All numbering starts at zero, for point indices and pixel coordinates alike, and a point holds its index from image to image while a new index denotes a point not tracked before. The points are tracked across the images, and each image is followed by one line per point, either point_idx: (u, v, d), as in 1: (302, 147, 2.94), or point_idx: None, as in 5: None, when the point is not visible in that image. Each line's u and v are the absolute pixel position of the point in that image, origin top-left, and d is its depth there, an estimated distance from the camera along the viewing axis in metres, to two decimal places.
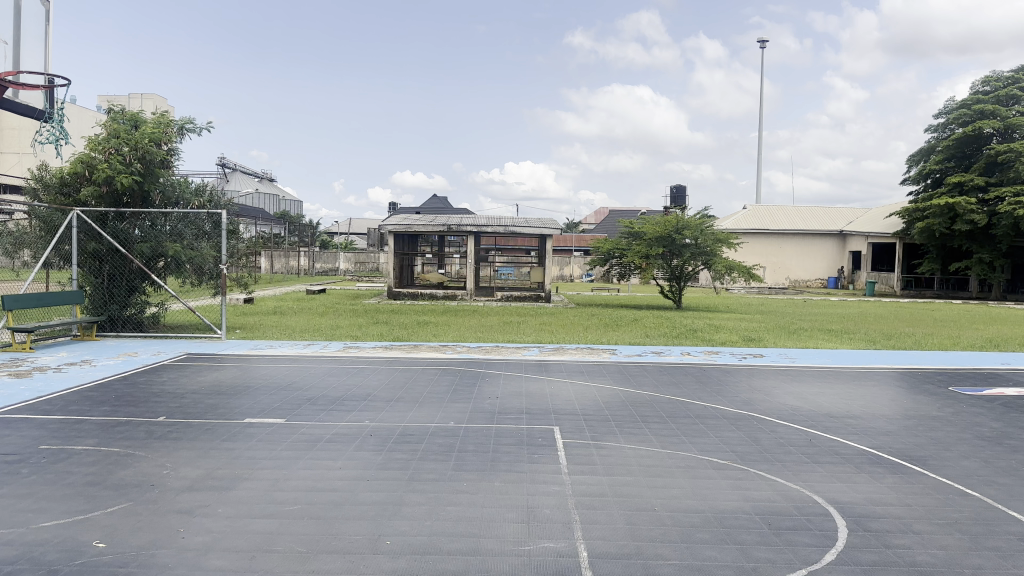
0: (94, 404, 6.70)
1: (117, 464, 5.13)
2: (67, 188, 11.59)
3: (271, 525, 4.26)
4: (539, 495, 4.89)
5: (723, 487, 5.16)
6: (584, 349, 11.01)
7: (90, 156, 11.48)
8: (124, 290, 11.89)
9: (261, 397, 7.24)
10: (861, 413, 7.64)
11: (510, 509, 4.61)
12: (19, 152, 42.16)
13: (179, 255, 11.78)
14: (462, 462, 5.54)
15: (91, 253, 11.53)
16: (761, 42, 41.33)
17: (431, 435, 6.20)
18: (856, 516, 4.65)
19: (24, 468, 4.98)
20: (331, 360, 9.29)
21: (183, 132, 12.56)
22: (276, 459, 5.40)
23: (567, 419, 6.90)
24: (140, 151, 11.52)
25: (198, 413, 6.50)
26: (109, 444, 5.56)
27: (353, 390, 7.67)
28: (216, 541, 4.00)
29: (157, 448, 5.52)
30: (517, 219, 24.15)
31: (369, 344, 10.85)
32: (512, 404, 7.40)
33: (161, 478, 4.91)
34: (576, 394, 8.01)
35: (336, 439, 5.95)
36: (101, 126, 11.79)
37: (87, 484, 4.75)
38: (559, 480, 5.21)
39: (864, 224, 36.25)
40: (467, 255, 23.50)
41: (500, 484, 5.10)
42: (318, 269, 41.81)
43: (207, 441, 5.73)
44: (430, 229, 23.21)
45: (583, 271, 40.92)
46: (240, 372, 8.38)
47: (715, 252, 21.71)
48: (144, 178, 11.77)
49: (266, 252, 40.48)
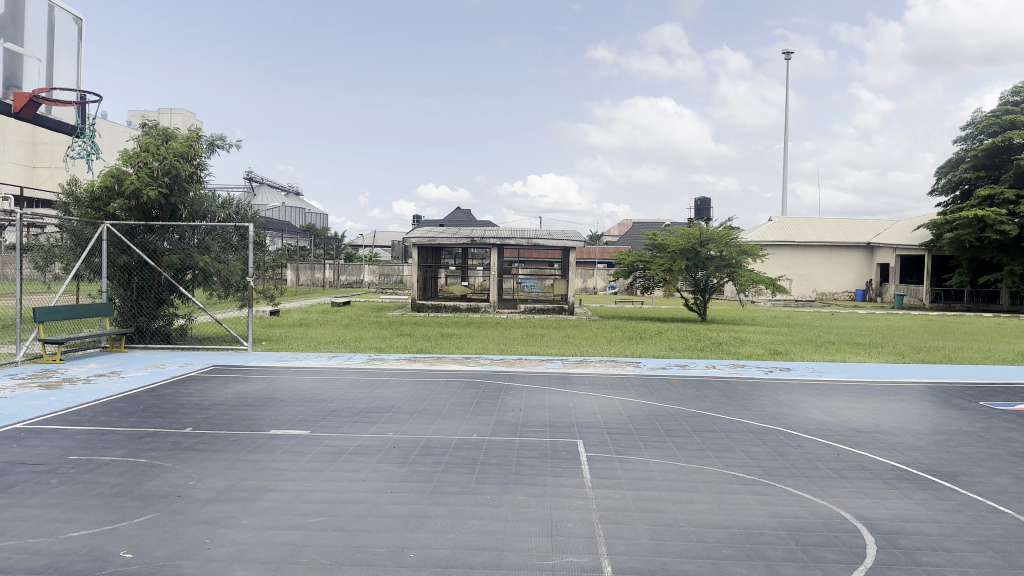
0: (122, 415, 6.77)
1: (144, 475, 5.18)
2: (97, 201, 11.77)
3: (295, 536, 4.27)
4: (562, 509, 4.86)
5: (749, 503, 5.08)
6: (608, 362, 10.96)
7: (120, 170, 11.66)
8: (153, 303, 12.02)
9: (286, 408, 7.29)
10: (889, 428, 7.51)
11: (532, 523, 4.58)
12: (52, 167, 43.05)
13: (207, 267, 11.96)
14: (485, 475, 5.52)
15: (121, 266, 11.70)
16: (785, 52, 40.98)
17: (454, 447, 6.19)
18: (885, 532, 4.55)
19: (52, 479, 5.04)
20: (354, 372, 9.33)
21: (212, 148, 12.73)
22: (300, 470, 5.43)
23: (591, 432, 6.86)
24: (169, 165, 11.68)
25: (224, 425, 6.56)
26: (136, 455, 5.62)
27: (377, 402, 7.70)
28: (241, 553, 4.01)
29: (183, 459, 5.57)
30: (540, 232, 24.14)
31: (393, 356, 10.90)
32: (535, 417, 7.37)
33: (186, 490, 4.95)
34: (599, 407, 7.97)
35: (360, 451, 5.97)
36: (133, 141, 12.00)
37: (115, 495, 4.80)
38: (582, 494, 5.17)
39: (892, 236, 35.78)
40: (491, 267, 23.57)
41: (523, 497, 5.07)
42: (342, 281, 42.22)
43: (232, 453, 5.76)
44: (453, 241, 23.32)
45: (607, 283, 40.81)
46: (265, 384, 8.45)
47: (740, 264, 21.54)
48: (172, 192, 11.93)
49: (292, 265, 40.91)
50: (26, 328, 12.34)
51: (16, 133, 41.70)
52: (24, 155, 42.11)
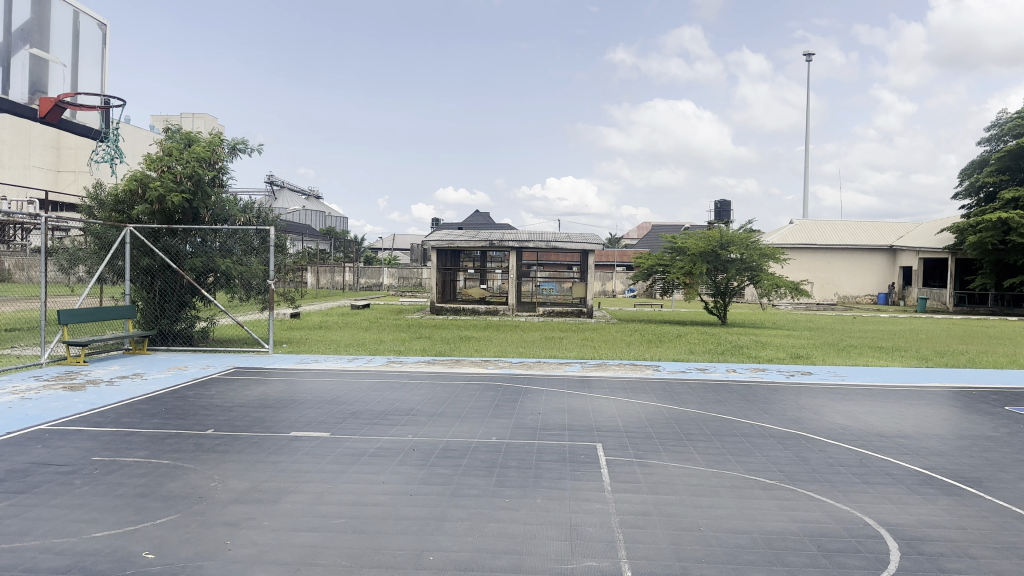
0: (145, 417, 6.84)
1: (167, 476, 5.23)
2: (121, 205, 11.91)
3: (315, 538, 4.29)
4: (581, 513, 4.84)
5: (770, 507, 5.03)
6: (627, 366, 10.91)
7: (144, 174, 11.79)
8: (175, 305, 12.13)
9: (306, 410, 7.32)
10: (913, 432, 7.41)
11: (552, 526, 4.56)
12: (77, 171, 43.67)
13: (229, 270, 12.05)
14: (504, 478, 5.51)
15: (144, 269, 11.81)
16: (806, 55, 40.45)
17: (473, 450, 6.19)
18: (909, 539, 4.49)
19: (77, 480, 5.10)
20: (374, 375, 9.35)
21: (234, 152, 12.85)
22: (321, 472, 5.45)
23: (611, 436, 6.83)
24: (192, 169, 11.81)
25: (245, 427, 6.60)
26: (159, 456, 5.66)
27: (396, 405, 7.72)
28: (262, 554, 4.03)
29: (205, 460, 5.61)
30: (559, 235, 24.11)
31: (412, 358, 10.93)
32: (554, 420, 7.35)
33: (208, 491, 4.98)
34: (618, 410, 7.93)
35: (380, 453, 5.98)
36: (157, 146, 12.14)
37: (138, 495, 4.85)
38: (602, 498, 5.14)
39: (915, 239, 35.35)
40: (510, 270, 23.56)
41: (543, 501, 5.05)
42: (362, 284, 42.43)
43: (253, 454, 5.79)
44: (472, 244, 23.34)
45: (626, 286, 40.68)
46: (286, 386, 8.50)
47: (761, 267, 21.39)
48: (195, 197, 12.05)
49: (312, 268, 41.16)
50: (51, 330, 12.50)
51: (41, 138, 42.38)
52: (50, 159, 42.78)
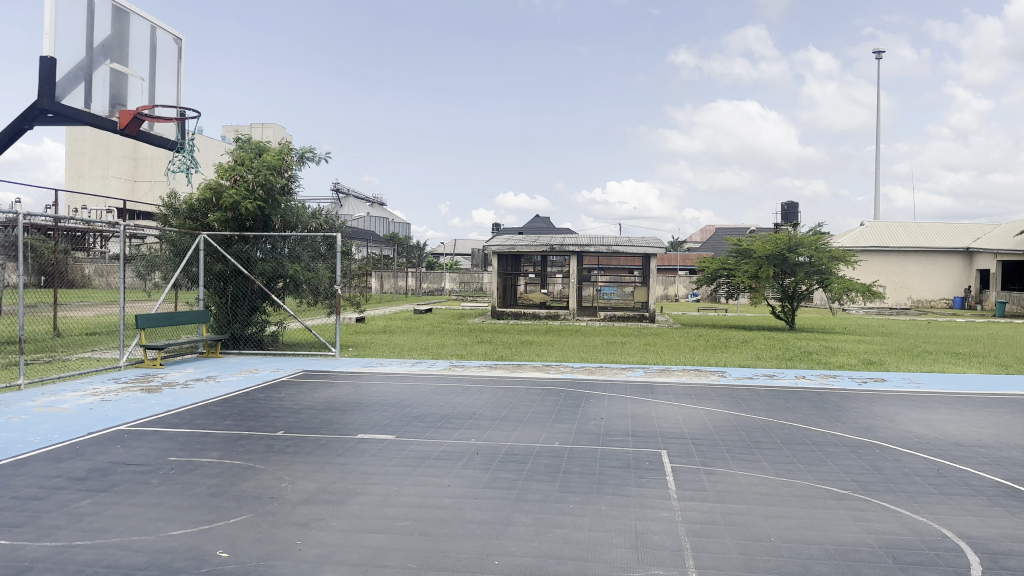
0: (218, 418, 7.04)
1: (239, 476, 5.36)
2: (196, 213, 12.35)
3: (381, 539, 4.33)
4: (647, 520, 4.76)
5: (843, 518, 4.87)
6: (692, 371, 10.72)
7: (218, 183, 12.19)
8: (246, 310, 12.48)
9: (371, 413, 7.42)
10: (995, 442, 7.07)
11: (617, 534, 4.50)
12: (152, 181, 45.57)
13: (298, 275, 12.35)
14: (568, 484, 5.47)
15: (216, 274, 12.25)
16: (876, 52, 39.20)
17: (536, 455, 6.17)
18: (993, 553, 4.27)
19: (155, 479, 5.28)
20: (436, 378, 9.43)
21: (303, 160, 13.14)
22: (386, 474, 5.51)
23: (675, 443, 6.72)
24: (263, 178, 12.12)
25: (313, 429, 6.73)
26: (231, 457, 5.82)
27: (459, 409, 7.76)
28: (330, 554, 4.09)
29: (275, 461, 5.74)
30: (621, 239, 23.93)
31: (474, 362, 10.98)
32: (617, 426, 7.28)
33: (279, 491, 5.09)
34: (683, 417, 7.80)
35: (443, 456, 6.01)
36: (230, 155, 12.50)
37: (212, 495, 4.98)
38: (667, 506, 5.06)
39: (994, 241, 33.84)
40: (571, 275, 23.49)
41: (607, 507, 5.00)
42: (425, 289, 42.99)
43: (321, 456, 5.90)
44: (533, 248, 23.37)
45: (689, 290, 40.10)
46: (351, 389, 8.64)
47: (831, 270, 20.83)
48: (267, 204, 12.40)
49: (376, 273, 41.89)
50: (130, 334, 13.01)
51: (120, 149, 44.27)
52: (128, 170, 44.69)
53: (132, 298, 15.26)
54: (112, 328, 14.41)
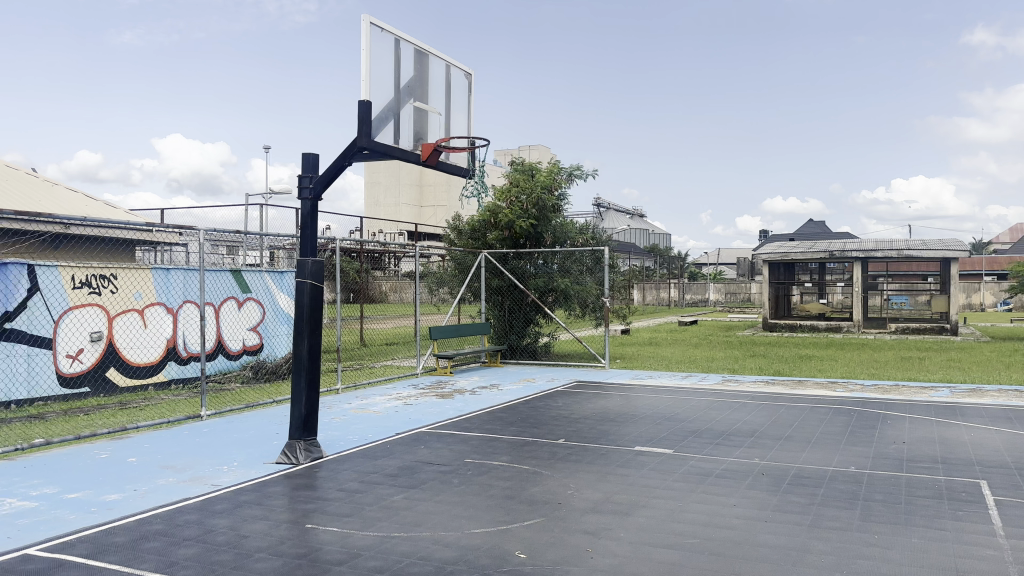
0: (504, 424, 7.50)
1: (529, 481, 5.65)
2: (476, 233, 13.32)
3: (671, 555, 4.29)
4: (972, 560, 4.21)
5: None
6: (1013, 393, 9.34)
7: (496, 204, 13.00)
8: (522, 322, 13.19)
9: (647, 426, 7.43)
10: None
11: (936, 573, 4.02)
12: (434, 205, 50.31)
13: (568, 289, 12.79)
14: (869, 512, 5.02)
15: (495, 289, 13.12)
16: None
17: (829, 479, 5.74)
18: None
19: (455, 478, 5.74)
20: (710, 393, 9.19)
21: (572, 178, 13.59)
22: (669, 489, 5.47)
23: (998, 473, 5.88)
24: (536, 198, 12.77)
25: (592, 439, 6.90)
26: (520, 462, 6.15)
27: (738, 425, 7.48)
28: (622, 565, 4.14)
29: (560, 469, 5.96)
30: (912, 242, 21.63)
31: (749, 377, 10.56)
32: (923, 451, 6.55)
33: (566, 498, 5.27)
34: (1005, 444, 6.81)
35: (726, 475, 5.83)
36: (506, 178, 13.33)
37: (506, 497, 5.30)
38: (998, 545, 4.42)
39: None
40: (853, 283, 21.71)
41: (920, 542, 4.49)
42: (688, 300, 42.41)
43: (602, 466, 6.01)
44: (809, 256, 22.00)
45: (995, 298, 35.11)
46: (625, 401, 8.73)
47: None
48: (539, 222, 13.01)
49: (638, 285, 42.19)
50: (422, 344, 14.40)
51: (407, 178, 49.51)
52: (414, 196, 49.83)
53: (424, 312, 16.88)
54: (407, 338, 16.05)
